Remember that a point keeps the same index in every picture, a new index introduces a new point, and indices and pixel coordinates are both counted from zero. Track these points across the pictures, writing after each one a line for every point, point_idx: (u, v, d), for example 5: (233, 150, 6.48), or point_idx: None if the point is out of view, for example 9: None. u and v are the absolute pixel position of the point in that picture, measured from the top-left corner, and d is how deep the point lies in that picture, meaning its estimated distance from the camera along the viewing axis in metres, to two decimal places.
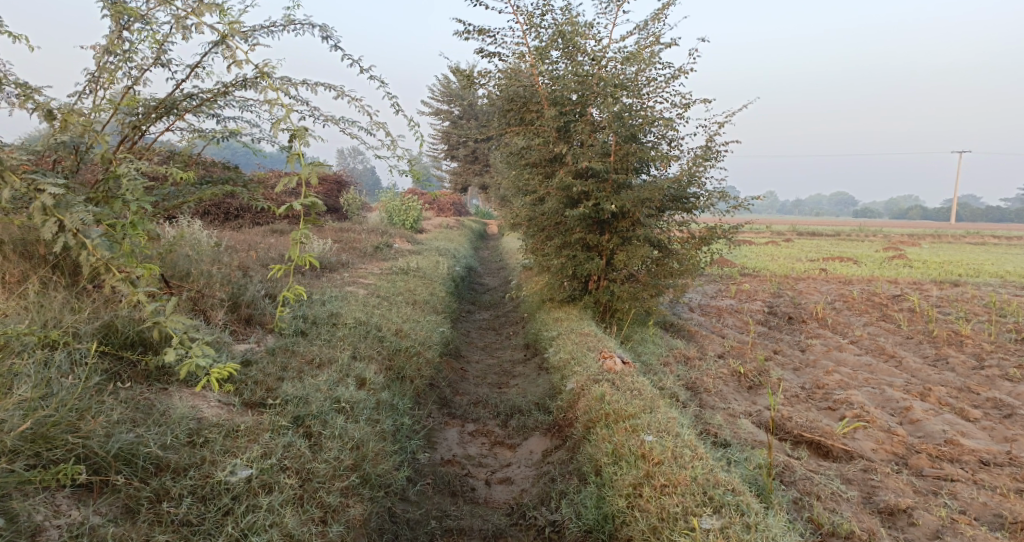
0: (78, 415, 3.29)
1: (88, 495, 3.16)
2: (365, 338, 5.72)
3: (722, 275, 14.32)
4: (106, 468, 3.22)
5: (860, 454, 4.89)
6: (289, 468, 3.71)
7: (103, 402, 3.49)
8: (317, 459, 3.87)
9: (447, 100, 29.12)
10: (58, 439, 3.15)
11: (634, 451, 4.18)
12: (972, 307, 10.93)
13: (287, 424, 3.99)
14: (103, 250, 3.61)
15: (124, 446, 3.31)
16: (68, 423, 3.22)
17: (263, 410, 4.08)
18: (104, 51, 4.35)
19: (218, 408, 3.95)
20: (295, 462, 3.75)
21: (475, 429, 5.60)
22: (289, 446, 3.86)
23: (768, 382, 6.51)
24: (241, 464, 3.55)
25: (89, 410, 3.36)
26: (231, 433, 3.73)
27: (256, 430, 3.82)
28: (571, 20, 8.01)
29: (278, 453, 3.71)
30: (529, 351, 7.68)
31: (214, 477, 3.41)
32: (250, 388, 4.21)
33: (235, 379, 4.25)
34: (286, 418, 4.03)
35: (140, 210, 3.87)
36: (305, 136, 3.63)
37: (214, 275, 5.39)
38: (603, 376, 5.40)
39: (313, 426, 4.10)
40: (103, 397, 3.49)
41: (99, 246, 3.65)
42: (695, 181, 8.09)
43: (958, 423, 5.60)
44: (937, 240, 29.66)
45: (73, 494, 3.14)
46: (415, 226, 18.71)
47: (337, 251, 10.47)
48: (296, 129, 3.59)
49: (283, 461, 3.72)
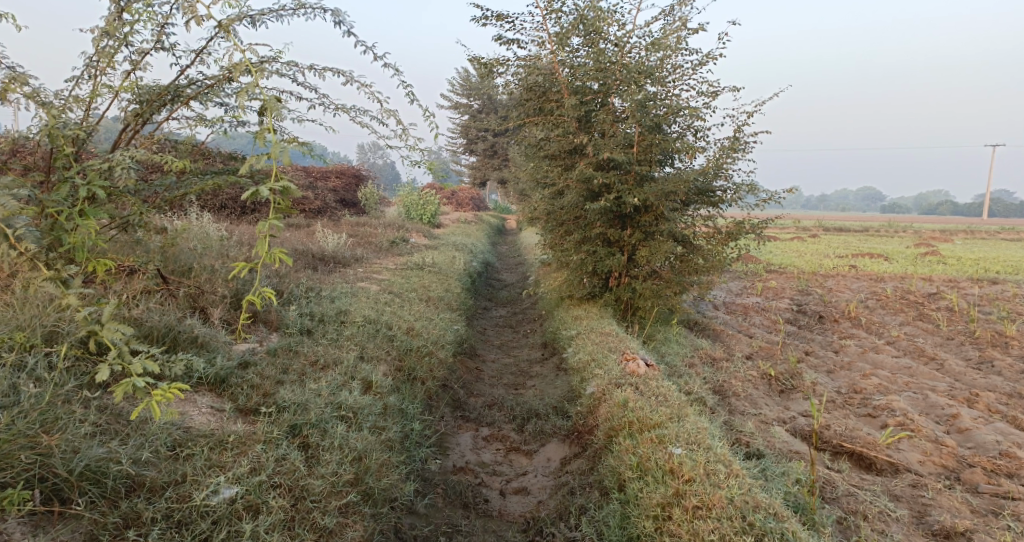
0: (42, 427, 3.07)
1: (47, 521, 2.92)
2: (374, 336, 5.47)
3: (748, 272, 13.91)
4: (68, 490, 3.00)
5: (906, 467, 4.56)
6: (281, 486, 3.47)
7: (74, 411, 3.25)
8: (313, 475, 3.61)
9: (466, 93, 28.85)
10: (12, 457, 2.90)
11: (661, 465, 3.88)
12: (1014, 306, 10.48)
13: (282, 433, 3.75)
14: (29, 244, 3.26)
15: (92, 463, 3.07)
16: (27, 438, 2.97)
17: (257, 418, 3.85)
18: (102, 34, 4.05)
19: (209, 415, 3.73)
20: (287, 478, 3.50)
21: (489, 433, 5.32)
22: (283, 459, 3.61)
23: (801, 386, 6.18)
24: (225, 482, 3.31)
25: (56, 422, 3.13)
26: (218, 446, 3.50)
27: (246, 443, 3.58)
28: (593, 5, 7.70)
29: (269, 469, 3.47)
30: (547, 351, 7.39)
31: (193, 499, 3.17)
32: (245, 393, 3.98)
33: (230, 382, 4.02)
34: (280, 428, 3.78)
35: (89, 196, 3.51)
36: (274, 112, 3.30)
37: (218, 270, 5.18)
38: (626, 379, 5.10)
39: (311, 437, 3.85)
40: (75, 407, 3.24)
41: (26, 238, 3.28)
42: (723, 173, 7.73)
43: (1012, 433, 5.23)
44: (974, 237, 28.75)
45: (30, 520, 2.89)
46: (433, 220, 18.47)
47: (351, 246, 10.26)
48: (267, 101, 3.26)
49: (274, 478, 3.47)
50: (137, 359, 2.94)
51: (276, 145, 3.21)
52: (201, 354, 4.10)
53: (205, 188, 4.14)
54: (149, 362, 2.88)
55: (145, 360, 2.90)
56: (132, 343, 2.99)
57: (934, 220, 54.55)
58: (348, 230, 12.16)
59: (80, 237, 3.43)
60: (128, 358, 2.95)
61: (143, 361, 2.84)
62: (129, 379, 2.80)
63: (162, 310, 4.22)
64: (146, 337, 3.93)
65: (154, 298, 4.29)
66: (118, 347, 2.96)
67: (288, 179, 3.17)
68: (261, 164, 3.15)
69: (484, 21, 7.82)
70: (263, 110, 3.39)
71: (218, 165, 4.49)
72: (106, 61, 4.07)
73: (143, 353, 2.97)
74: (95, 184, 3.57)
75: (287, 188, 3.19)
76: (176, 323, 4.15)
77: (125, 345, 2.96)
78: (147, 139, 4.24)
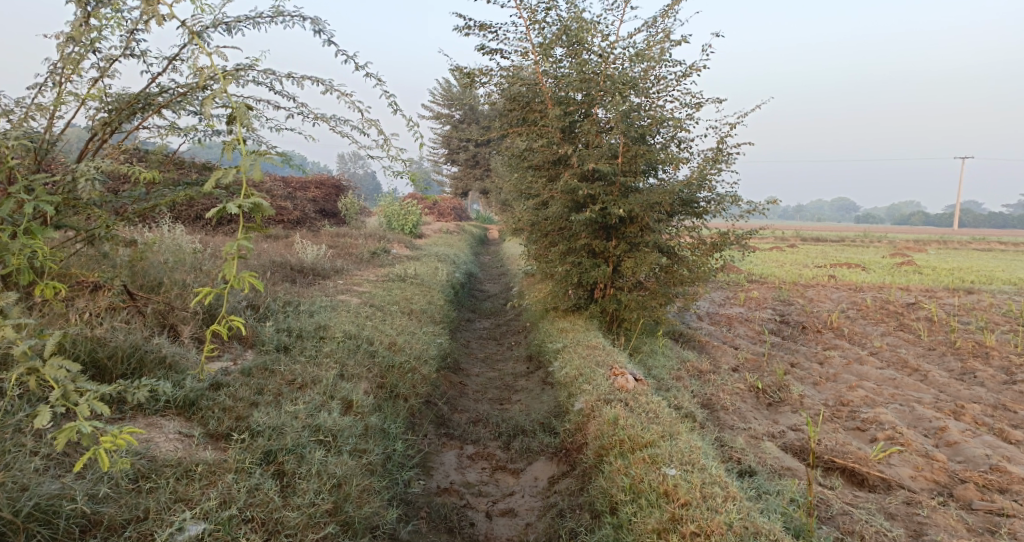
0: None
1: None
2: (354, 352, 5.30)
3: (730, 282, 13.89)
4: (14, 534, 2.78)
5: (898, 483, 4.49)
6: (253, 519, 3.29)
7: (24, 444, 3.08)
8: (289, 506, 3.43)
9: (448, 103, 28.75)
10: None
11: (655, 487, 3.76)
12: (991, 316, 10.55)
13: (255, 460, 3.57)
14: None
15: (42, 502, 2.89)
16: None
17: (229, 445, 3.67)
18: (68, 39, 3.84)
19: (176, 441, 3.56)
20: (261, 511, 3.32)
21: (474, 452, 5.16)
22: (256, 489, 3.43)
23: (789, 399, 6.10)
24: (192, 517, 3.13)
25: (4, 457, 2.96)
26: (185, 477, 3.32)
27: (216, 472, 3.41)
28: (577, 16, 7.63)
29: (240, 501, 3.29)
30: (532, 364, 7.26)
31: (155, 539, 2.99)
32: (216, 417, 3.80)
33: (200, 405, 3.85)
34: (254, 454, 3.61)
35: (37, 213, 3.20)
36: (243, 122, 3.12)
37: (190, 286, 5.00)
38: (614, 395, 4.98)
39: (286, 464, 3.67)
40: (25, 441, 3.07)
41: None
42: (707, 184, 7.66)
43: (1000, 446, 5.19)
44: (949, 247, 29.13)
45: None
46: (415, 231, 18.28)
47: (331, 257, 10.07)
48: (237, 108, 3.10)
49: (246, 511, 3.29)
50: (85, 400, 2.52)
51: (247, 158, 3.05)
52: (169, 375, 3.93)
53: (176, 200, 3.90)
54: (99, 402, 2.47)
55: (95, 401, 2.48)
56: (80, 382, 2.59)
57: (909, 229, 55.37)
58: (328, 241, 11.96)
59: (25, 257, 3.18)
60: (74, 399, 2.55)
61: (91, 402, 2.43)
62: (74, 423, 2.37)
63: (127, 329, 4.05)
64: (108, 359, 3.77)
65: (118, 316, 4.13)
66: (62, 388, 2.56)
67: (260, 197, 2.97)
68: (231, 177, 2.97)
69: (466, 31, 7.73)
70: (233, 118, 3.23)
71: (191, 175, 4.29)
72: (72, 68, 3.86)
73: (93, 393, 2.57)
74: (43, 200, 3.27)
75: (259, 205, 3.01)
76: (142, 343, 3.98)
77: (70, 384, 2.56)
78: (115, 148, 4.02)
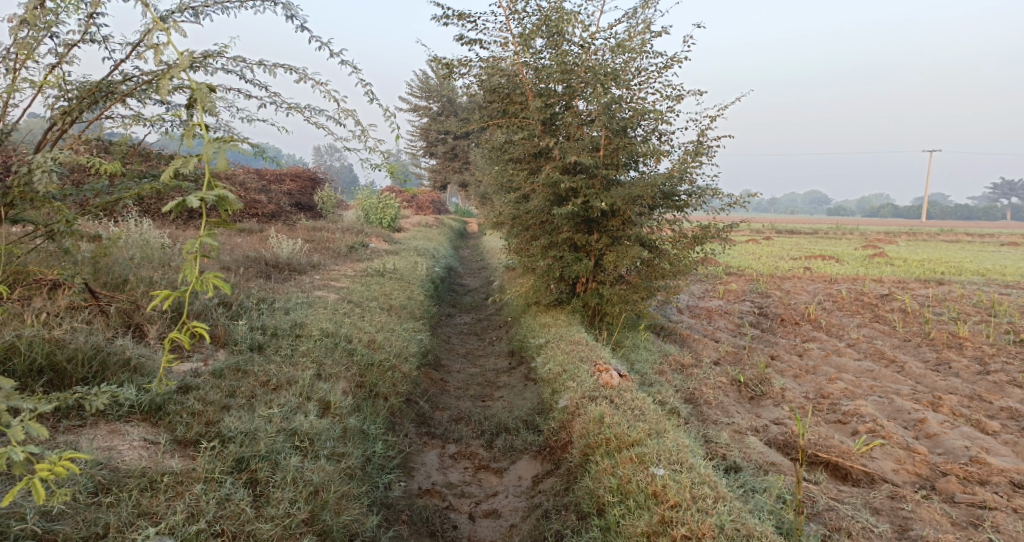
0: None
1: None
2: (332, 351, 5.16)
3: (709, 275, 13.92)
4: None
5: (882, 477, 4.48)
6: (224, 533, 3.15)
7: None
8: (262, 518, 3.30)
9: (425, 96, 28.48)
10: None
11: (643, 488, 3.69)
12: (963, 306, 10.67)
13: (226, 468, 3.43)
14: None
15: None
16: None
17: (198, 452, 3.52)
18: (22, 23, 3.65)
19: (141, 450, 3.41)
20: (232, 524, 3.19)
21: (456, 451, 5.06)
22: (228, 500, 3.30)
23: (772, 392, 6.08)
24: (156, 533, 2.99)
25: None
26: (149, 489, 3.18)
27: (183, 482, 3.27)
28: (558, 6, 7.51)
29: (210, 513, 3.15)
30: (514, 360, 7.17)
31: None
32: (184, 423, 3.65)
33: (167, 410, 3.69)
34: (224, 463, 3.47)
35: None
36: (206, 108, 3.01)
37: (158, 283, 4.82)
38: (599, 392, 4.90)
39: (260, 471, 3.53)
40: None
41: None
42: (688, 177, 7.60)
43: (979, 437, 5.20)
44: (918, 239, 29.57)
45: None
46: (393, 224, 18.07)
47: (309, 252, 9.89)
48: (198, 89, 2.98)
49: (216, 523, 3.16)
50: (18, 421, 2.34)
51: (210, 146, 2.93)
52: (134, 378, 3.76)
53: (141, 193, 3.71)
54: (35, 425, 2.30)
55: (30, 424, 2.31)
56: (14, 399, 2.39)
57: (881, 222, 56.19)
58: (305, 235, 11.74)
59: None
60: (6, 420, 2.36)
61: (25, 426, 2.25)
62: (4, 450, 2.19)
63: (88, 330, 3.87)
64: (67, 362, 3.61)
65: (79, 316, 3.95)
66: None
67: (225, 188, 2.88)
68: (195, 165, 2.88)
69: (445, 21, 7.58)
70: (195, 101, 3.11)
71: (157, 167, 4.10)
72: (27, 54, 3.67)
73: (29, 414, 2.38)
74: None
75: (224, 197, 2.93)
76: (104, 345, 3.81)
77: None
78: (76, 138, 3.83)
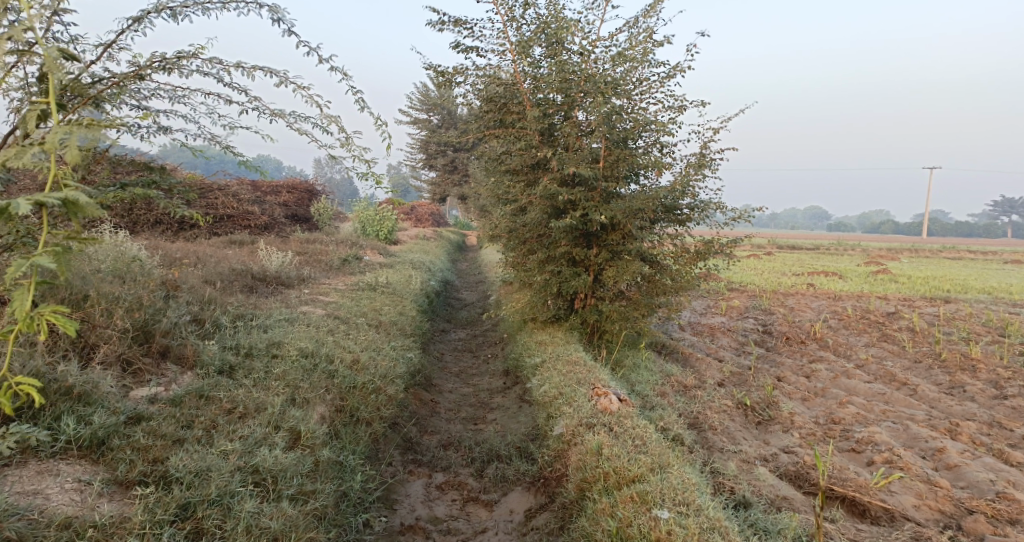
0: None
1: None
2: (310, 372, 4.85)
3: (712, 290, 13.60)
4: None
5: (903, 514, 4.17)
6: None
7: None
8: None
9: (425, 108, 28.28)
10: None
11: (645, 533, 3.38)
12: (973, 326, 10.34)
13: (166, 518, 3.12)
14: None
15: None
16: None
17: (138, 494, 3.23)
18: None
19: (73, 494, 3.12)
20: None
21: (444, 480, 4.73)
22: None
23: (780, 417, 5.76)
24: None
25: None
26: None
27: (113, 535, 2.96)
28: (557, 13, 7.26)
29: None
30: (509, 380, 6.84)
31: None
32: (127, 460, 3.36)
33: (110, 446, 3.42)
34: (165, 509, 3.16)
35: None
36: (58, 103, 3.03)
37: (122, 300, 4.53)
38: (597, 419, 4.59)
39: (208, 519, 3.22)
40: None
41: None
42: (690, 190, 7.30)
43: (1003, 469, 4.88)
44: (918, 255, 29.28)
45: None
46: (391, 237, 17.78)
47: (299, 265, 9.58)
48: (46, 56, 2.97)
49: None
50: None
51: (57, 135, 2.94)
52: (75, 410, 3.48)
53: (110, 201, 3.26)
54: None
55: None
56: None
57: (882, 238, 55.97)
58: (297, 248, 11.45)
59: None
60: None
61: None
62: None
63: (27, 355, 3.62)
64: None
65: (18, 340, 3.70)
66: None
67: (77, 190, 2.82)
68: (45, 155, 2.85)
69: (441, 27, 7.34)
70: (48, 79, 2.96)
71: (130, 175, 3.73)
72: None
73: None
74: None
75: (73, 199, 2.82)
76: (45, 371, 3.55)
77: None
78: None
